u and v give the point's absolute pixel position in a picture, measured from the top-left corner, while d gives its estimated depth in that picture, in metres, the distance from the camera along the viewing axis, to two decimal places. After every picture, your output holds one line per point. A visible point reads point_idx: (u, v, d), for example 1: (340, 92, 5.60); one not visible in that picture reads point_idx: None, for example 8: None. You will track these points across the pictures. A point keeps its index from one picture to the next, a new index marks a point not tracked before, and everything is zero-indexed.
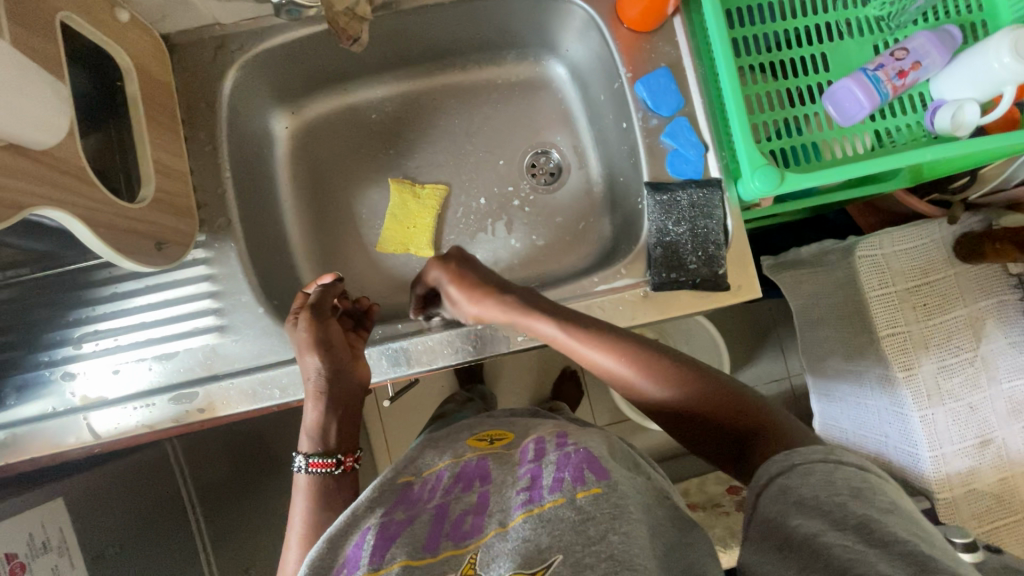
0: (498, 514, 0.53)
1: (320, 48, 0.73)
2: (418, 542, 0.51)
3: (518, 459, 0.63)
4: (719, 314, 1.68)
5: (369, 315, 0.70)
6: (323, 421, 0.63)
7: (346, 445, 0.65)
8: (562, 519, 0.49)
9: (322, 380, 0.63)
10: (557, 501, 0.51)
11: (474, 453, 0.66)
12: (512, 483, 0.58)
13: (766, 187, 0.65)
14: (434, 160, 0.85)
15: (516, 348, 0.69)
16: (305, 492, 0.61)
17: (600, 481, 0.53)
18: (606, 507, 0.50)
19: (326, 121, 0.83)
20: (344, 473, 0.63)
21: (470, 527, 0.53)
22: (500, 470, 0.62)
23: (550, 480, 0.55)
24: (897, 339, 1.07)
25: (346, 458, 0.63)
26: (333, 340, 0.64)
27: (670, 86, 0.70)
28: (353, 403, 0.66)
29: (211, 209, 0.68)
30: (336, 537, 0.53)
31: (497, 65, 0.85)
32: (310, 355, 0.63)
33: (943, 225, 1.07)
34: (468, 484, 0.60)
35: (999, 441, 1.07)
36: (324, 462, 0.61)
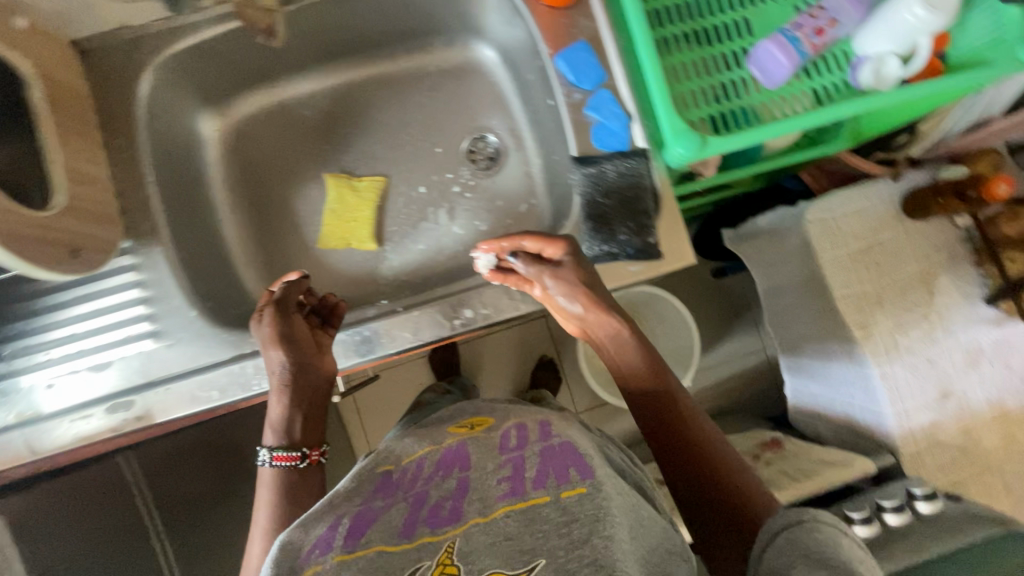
0: (478, 502, 0.52)
1: (238, 45, 0.72)
2: (393, 528, 0.51)
3: (499, 444, 0.61)
4: (690, 291, 1.69)
5: (336, 311, 0.70)
6: (287, 416, 0.63)
7: (312, 439, 0.64)
8: (547, 518, 0.49)
9: (286, 374, 0.63)
10: (542, 498, 0.51)
11: (453, 438, 0.64)
12: (494, 470, 0.57)
13: (688, 152, 0.65)
14: (370, 153, 0.85)
15: (458, 332, 0.69)
16: (271, 485, 0.61)
17: (586, 480, 0.53)
18: (591, 507, 0.50)
19: (258, 120, 0.83)
20: (310, 467, 0.63)
21: (449, 512, 0.52)
22: (483, 454, 0.59)
23: (534, 473, 0.55)
24: (850, 300, 1.10)
25: (312, 452, 0.63)
26: (297, 335, 0.64)
27: (590, 59, 0.70)
28: (319, 397, 0.66)
29: (136, 214, 0.67)
30: (308, 523, 0.53)
31: (426, 53, 0.85)
32: (274, 349, 0.64)
33: (889, 184, 1.08)
34: (447, 470, 0.58)
35: (959, 393, 1.08)
36: (287, 456, 0.61)
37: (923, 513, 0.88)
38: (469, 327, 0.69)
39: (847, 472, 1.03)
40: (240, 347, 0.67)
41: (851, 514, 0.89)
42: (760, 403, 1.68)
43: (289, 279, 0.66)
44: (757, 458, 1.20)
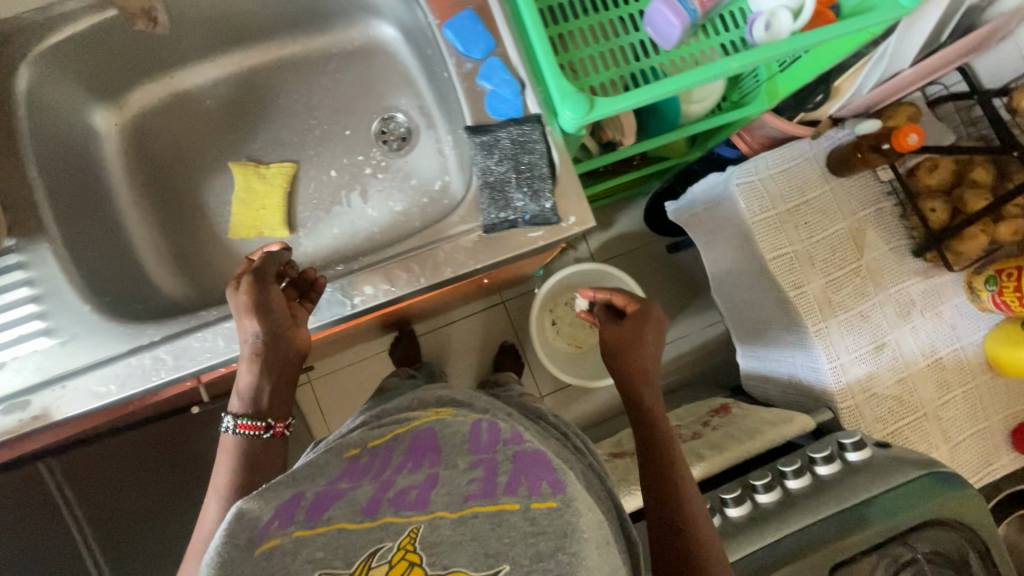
0: (447, 496, 0.49)
1: (122, 34, 0.71)
2: (357, 506, 0.48)
3: (470, 437, 0.59)
4: (643, 267, 1.69)
5: (315, 285, 0.67)
6: (256, 384, 0.62)
7: (278, 411, 0.63)
8: (513, 525, 0.46)
9: (259, 343, 0.61)
10: (510, 506, 0.47)
11: (421, 422, 0.63)
12: (465, 470, 0.53)
13: (577, 115, 0.65)
14: (278, 139, 0.84)
15: (359, 309, 0.68)
16: (231, 453, 0.60)
17: (556, 494, 0.49)
18: (560, 522, 0.46)
19: (158, 112, 0.82)
20: (273, 439, 0.62)
21: (415, 498, 0.49)
22: (452, 445, 0.58)
23: (507, 478, 0.51)
24: (784, 260, 1.09)
25: (277, 424, 0.62)
26: (271, 306, 0.62)
27: (476, 27, 0.69)
28: (291, 369, 0.64)
29: (20, 211, 0.65)
30: (267, 494, 0.50)
31: (327, 35, 0.84)
32: (248, 319, 0.61)
33: (812, 142, 1.10)
34: (418, 463, 0.55)
35: (893, 344, 1.10)
36: (252, 425, 0.60)
37: (852, 462, 0.90)
38: (370, 303, 0.68)
39: (787, 429, 1.04)
40: (137, 340, 0.64)
41: (783, 469, 0.90)
42: (719, 373, 1.69)
43: (267, 250, 0.62)
44: (707, 424, 1.22)
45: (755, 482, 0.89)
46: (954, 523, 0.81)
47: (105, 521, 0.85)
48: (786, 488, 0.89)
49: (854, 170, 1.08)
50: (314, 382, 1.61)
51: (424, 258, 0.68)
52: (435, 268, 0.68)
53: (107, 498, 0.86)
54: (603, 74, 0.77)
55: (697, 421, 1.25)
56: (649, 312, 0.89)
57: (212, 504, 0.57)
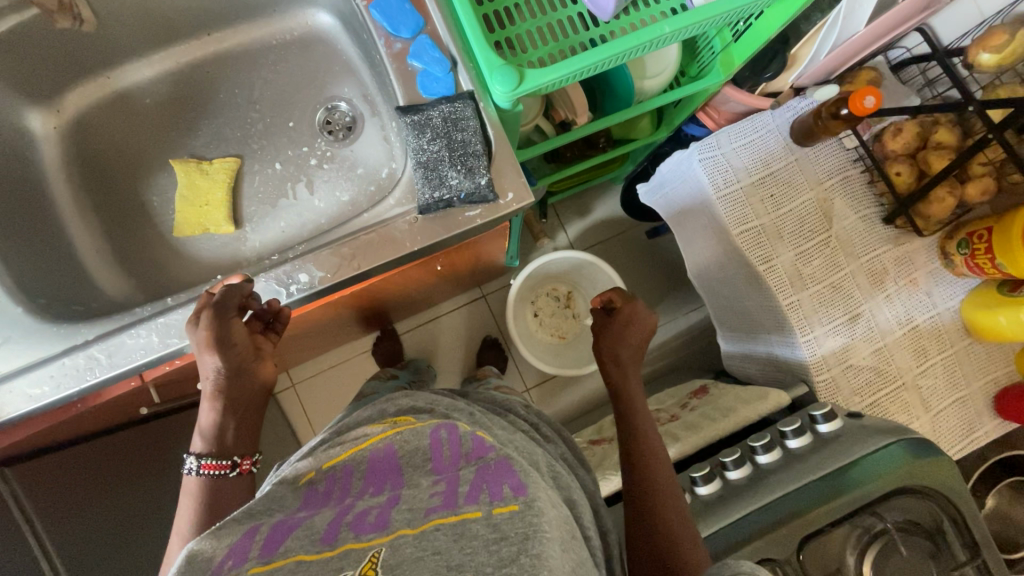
0: (408, 513, 0.48)
1: (48, 34, 0.70)
2: (315, 535, 0.47)
3: (432, 453, 0.59)
4: (622, 254, 1.68)
5: (279, 317, 0.66)
6: (220, 421, 0.63)
7: (243, 447, 0.64)
8: (475, 534, 0.44)
9: (221, 379, 0.62)
10: (472, 514, 0.47)
11: (379, 437, 0.63)
12: (427, 487, 0.53)
13: (507, 88, 0.64)
14: (221, 135, 0.83)
15: (296, 299, 0.67)
16: (196, 494, 0.61)
17: (518, 497, 0.49)
18: (521, 525, 0.45)
19: (96, 111, 0.81)
20: (240, 476, 0.63)
21: (375, 519, 0.48)
22: (413, 465, 0.58)
23: (468, 488, 0.51)
24: (750, 234, 1.07)
25: (242, 461, 0.63)
26: (234, 340, 0.62)
27: (403, 6, 0.68)
28: (255, 403, 0.65)
29: None
30: (222, 530, 0.49)
31: (263, 26, 0.83)
32: (209, 354, 0.61)
33: (774, 114, 1.09)
34: (379, 486, 0.55)
35: (868, 314, 1.08)
36: (216, 464, 0.61)
37: (823, 434, 0.88)
38: (307, 291, 0.66)
39: (761, 406, 1.02)
40: (72, 339, 0.64)
41: (753, 445, 0.88)
42: (705, 356, 1.67)
43: (229, 283, 0.62)
44: (685, 406, 1.20)
45: (725, 458, 0.87)
46: (926, 492, 0.79)
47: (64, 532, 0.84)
48: (757, 464, 0.87)
49: (816, 139, 1.06)
50: (297, 386, 1.60)
51: (363, 241, 0.67)
52: (375, 250, 0.67)
53: (63, 505, 0.85)
54: (541, 48, 0.75)
55: (676, 404, 1.23)
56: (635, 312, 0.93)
57: (175, 542, 0.58)
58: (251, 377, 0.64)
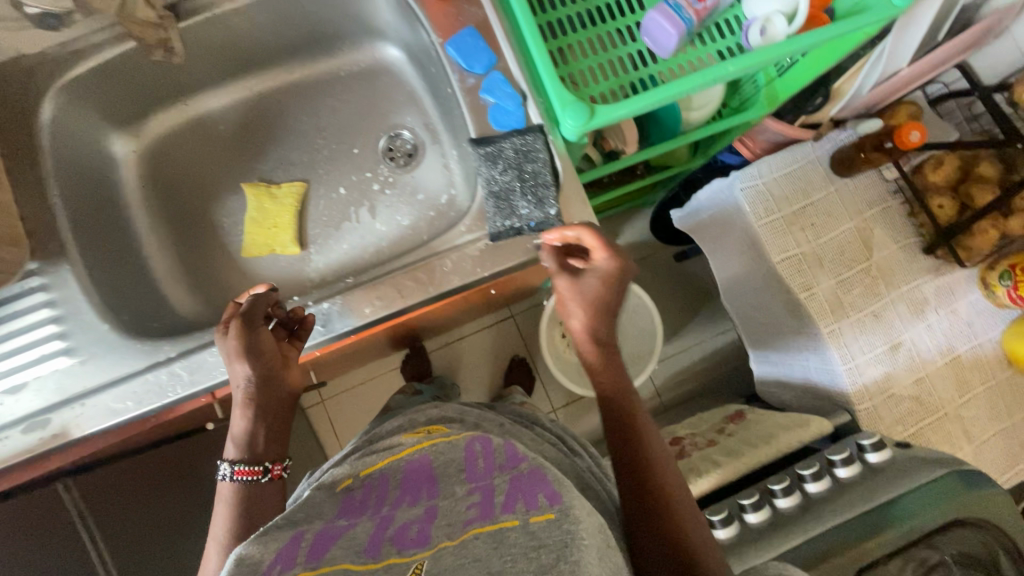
0: (446, 527, 0.48)
1: (139, 64, 0.74)
2: (357, 546, 0.47)
3: (465, 464, 0.59)
4: (652, 277, 1.69)
5: (304, 323, 0.67)
6: (250, 430, 0.63)
7: (273, 453, 0.64)
8: (514, 542, 0.44)
9: (251, 387, 0.63)
10: (509, 523, 0.47)
11: (414, 447, 0.64)
12: (461, 498, 0.53)
13: (579, 123, 0.67)
14: (288, 160, 0.87)
15: (370, 320, 0.69)
16: (228, 499, 0.60)
17: (553, 506, 0.49)
18: (558, 533, 0.45)
19: (173, 137, 0.85)
20: (271, 481, 0.62)
21: (415, 535, 0.48)
22: (446, 473, 0.59)
23: (503, 498, 0.51)
24: (792, 261, 1.09)
25: (274, 466, 0.62)
26: (262, 348, 0.64)
27: (478, 43, 0.71)
28: (284, 411, 0.66)
29: (43, 236, 0.67)
30: (267, 537, 0.49)
31: (334, 58, 0.86)
32: (240, 363, 0.64)
33: (814, 145, 1.10)
34: (415, 495, 0.56)
35: (909, 343, 1.08)
36: (249, 469, 0.60)
37: (872, 463, 0.88)
38: (382, 313, 0.68)
39: (803, 433, 1.03)
40: (153, 355, 0.66)
41: (802, 473, 0.88)
42: (735, 380, 1.67)
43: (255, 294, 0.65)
44: (722, 431, 1.20)
45: (772, 486, 0.88)
46: (980, 523, 0.79)
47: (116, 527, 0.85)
48: (805, 492, 0.88)
49: (855, 170, 1.09)
50: (327, 402, 1.61)
51: (434, 267, 0.69)
52: (446, 276, 0.69)
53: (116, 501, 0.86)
54: (604, 82, 0.79)
55: (712, 428, 1.24)
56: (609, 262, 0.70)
57: (213, 552, 0.56)
58: (279, 385, 0.66)
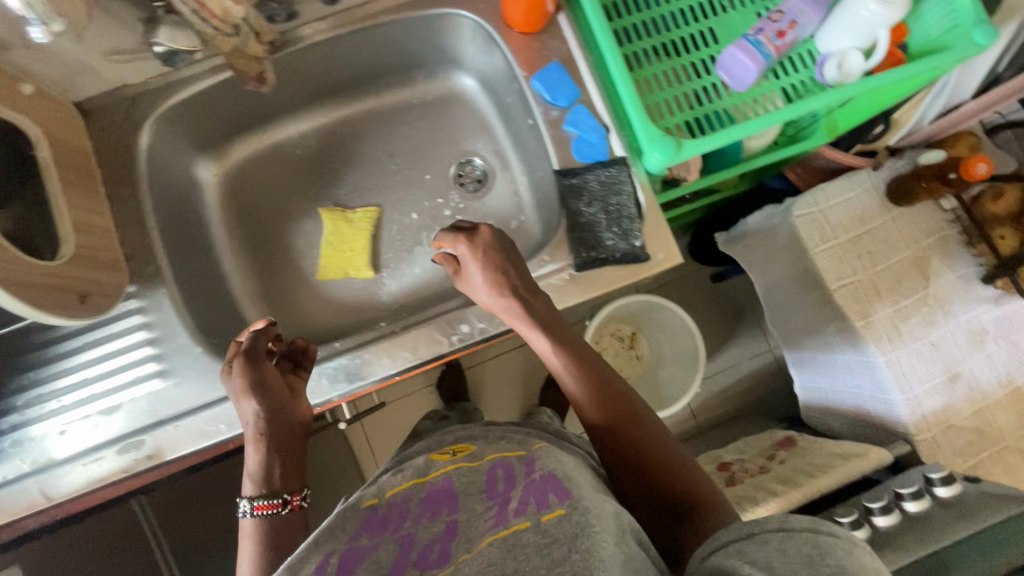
0: (465, 539, 0.49)
1: (231, 93, 0.76)
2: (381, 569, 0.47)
3: (487, 485, 0.54)
4: (690, 297, 1.68)
5: (307, 353, 0.68)
6: (266, 463, 0.61)
7: (292, 483, 0.62)
8: (526, 543, 0.46)
9: (261, 421, 0.61)
10: (522, 525, 0.48)
11: (440, 470, 0.58)
12: (482, 511, 0.51)
13: (666, 156, 0.68)
14: (361, 185, 0.88)
15: (456, 347, 0.69)
16: (253, 537, 0.58)
17: (564, 501, 0.50)
18: (570, 527, 0.46)
19: (253, 161, 0.87)
20: (292, 513, 0.60)
21: (436, 556, 0.48)
22: (469, 492, 0.54)
23: (517, 500, 0.51)
24: (849, 289, 1.09)
25: (293, 497, 0.60)
26: (269, 382, 0.63)
27: (563, 78, 0.73)
28: (297, 442, 0.64)
29: (140, 259, 0.69)
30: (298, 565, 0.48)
31: (409, 87, 0.88)
32: (246, 400, 0.62)
33: (871, 173, 1.10)
34: (436, 511, 0.53)
35: (968, 374, 1.07)
36: (268, 504, 0.58)
37: (942, 497, 0.87)
38: (467, 341, 0.69)
39: (861, 464, 1.02)
40: None
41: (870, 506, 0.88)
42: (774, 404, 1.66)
43: (258, 329, 0.65)
44: (772, 458, 1.19)
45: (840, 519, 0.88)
46: None
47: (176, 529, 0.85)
48: (874, 526, 0.87)
49: (915, 200, 1.08)
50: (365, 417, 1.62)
51: None
52: None
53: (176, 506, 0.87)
54: (680, 114, 0.80)
55: (761, 455, 1.22)
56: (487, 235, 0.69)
57: None
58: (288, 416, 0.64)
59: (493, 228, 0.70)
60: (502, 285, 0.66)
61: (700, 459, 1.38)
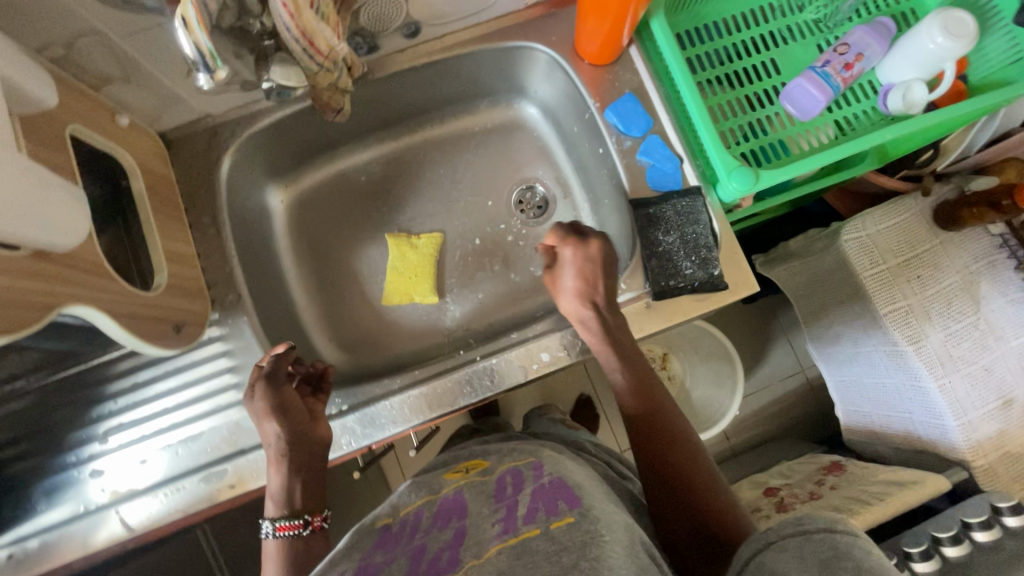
0: (474, 544, 0.47)
1: (307, 122, 0.78)
2: None
3: (495, 491, 0.55)
4: (722, 317, 1.66)
5: (325, 376, 0.69)
6: (286, 484, 0.60)
7: (313, 504, 0.60)
8: (537, 550, 0.44)
9: (282, 444, 0.61)
10: (530, 533, 0.46)
11: (451, 486, 0.58)
12: (489, 513, 0.51)
13: (745, 187, 0.68)
14: (424, 211, 0.90)
15: (534, 376, 0.69)
16: (275, 558, 0.57)
17: (573, 509, 0.49)
18: (580, 534, 0.45)
19: (318, 188, 0.88)
20: (314, 534, 0.59)
21: (446, 561, 0.46)
22: (478, 500, 0.54)
23: (525, 510, 0.50)
24: (900, 312, 1.09)
25: (315, 518, 0.59)
26: (289, 406, 0.62)
27: (637, 109, 0.74)
28: (319, 463, 0.63)
29: (221, 287, 0.70)
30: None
31: (472, 115, 0.90)
32: (268, 422, 0.62)
33: (918, 198, 1.11)
34: (444, 520, 0.52)
35: (1022, 399, 1.07)
36: (290, 524, 0.57)
37: (1011, 527, 0.86)
38: (547, 369, 0.69)
39: (920, 492, 1.00)
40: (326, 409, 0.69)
41: (938, 536, 0.87)
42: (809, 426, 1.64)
43: (276, 354, 0.65)
44: (822, 483, 1.18)
45: (909, 549, 0.87)
46: None
47: (231, 549, 0.85)
48: (944, 557, 0.86)
49: (963, 226, 1.08)
50: None
51: None
52: None
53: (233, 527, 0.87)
54: (745, 144, 0.81)
55: (808, 480, 1.21)
56: (599, 255, 0.69)
57: None
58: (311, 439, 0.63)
59: (605, 244, 0.69)
60: (586, 297, 0.67)
61: (743, 482, 1.37)
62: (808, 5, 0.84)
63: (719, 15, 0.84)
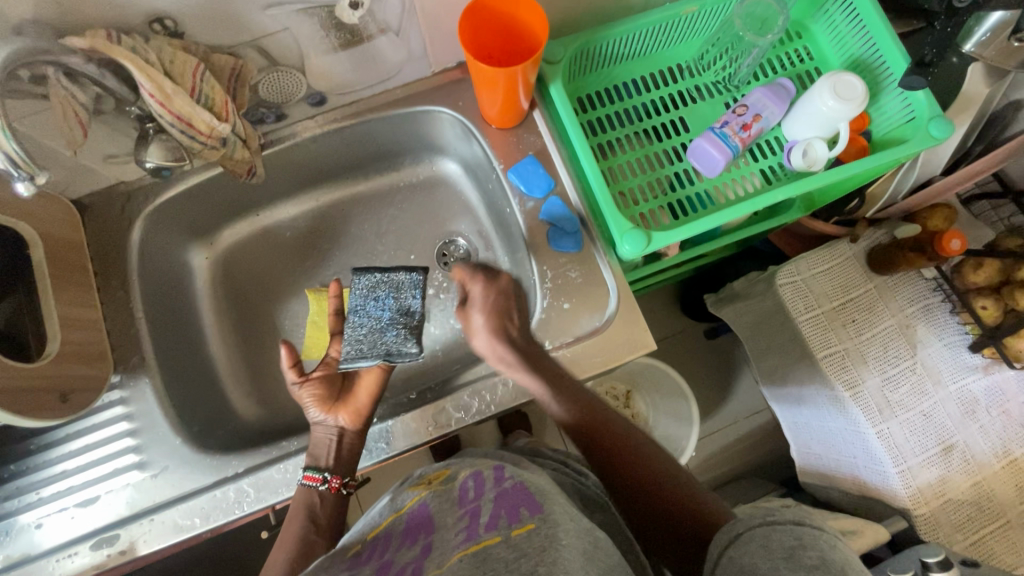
0: (438, 555, 0.44)
1: (223, 185, 0.80)
2: None
3: (459, 497, 0.52)
4: (684, 356, 1.66)
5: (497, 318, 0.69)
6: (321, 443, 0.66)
7: (344, 469, 0.65)
8: (496, 558, 0.41)
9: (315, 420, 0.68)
10: (491, 540, 0.43)
11: (412, 501, 0.54)
12: (453, 523, 0.48)
13: (636, 250, 0.69)
14: (348, 266, 0.92)
15: (433, 438, 0.70)
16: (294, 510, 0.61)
17: (535, 516, 0.45)
18: (539, 539, 0.42)
19: (243, 244, 0.90)
20: (331, 494, 0.63)
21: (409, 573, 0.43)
22: (443, 509, 0.50)
23: (488, 517, 0.47)
24: (835, 358, 1.08)
25: (334, 480, 0.63)
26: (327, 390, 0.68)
27: (538, 170, 0.76)
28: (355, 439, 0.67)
29: (125, 349, 0.72)
30: None
31: (395, 171, 0.92)
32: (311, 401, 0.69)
33: (851, 244, 1.13)
34: (414, 537, 0.49)
35: (962, 445, 1.05)
36: (313, 475, 0.63)
37: None
38: (444, 431, 0.70)
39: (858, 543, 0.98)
40: (222, 471, 0.69)
41: None
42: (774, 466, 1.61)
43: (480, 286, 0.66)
44: None
45: None
46: None
47: None
48: None
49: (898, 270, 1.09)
50: None
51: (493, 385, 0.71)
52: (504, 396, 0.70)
53: None
54: (651, 200, 0.82)
55: None
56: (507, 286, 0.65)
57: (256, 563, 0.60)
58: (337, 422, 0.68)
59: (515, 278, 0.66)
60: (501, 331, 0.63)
61: None
62: (713, 66, 0.87)
63: (628, 76, 0.87)
